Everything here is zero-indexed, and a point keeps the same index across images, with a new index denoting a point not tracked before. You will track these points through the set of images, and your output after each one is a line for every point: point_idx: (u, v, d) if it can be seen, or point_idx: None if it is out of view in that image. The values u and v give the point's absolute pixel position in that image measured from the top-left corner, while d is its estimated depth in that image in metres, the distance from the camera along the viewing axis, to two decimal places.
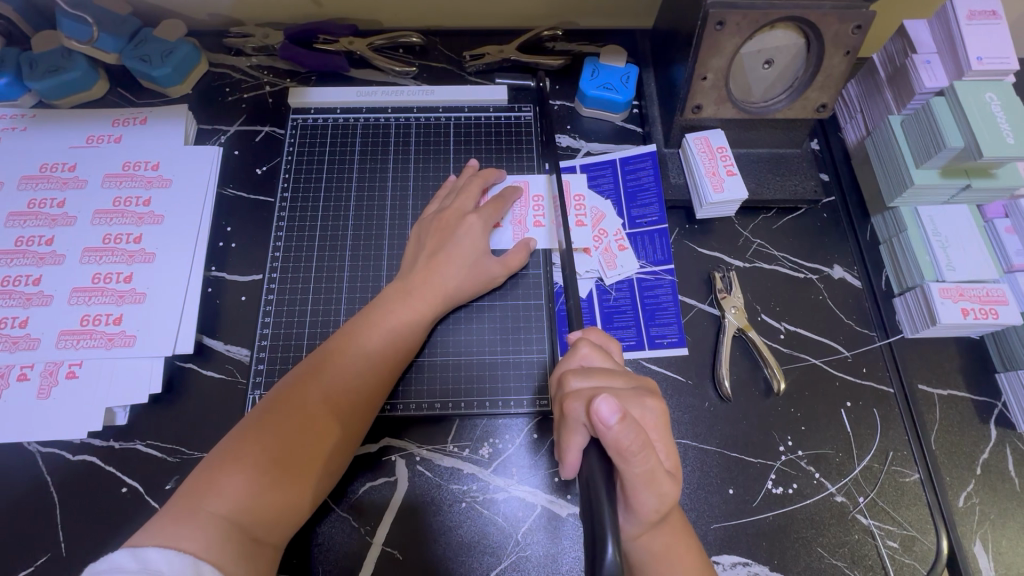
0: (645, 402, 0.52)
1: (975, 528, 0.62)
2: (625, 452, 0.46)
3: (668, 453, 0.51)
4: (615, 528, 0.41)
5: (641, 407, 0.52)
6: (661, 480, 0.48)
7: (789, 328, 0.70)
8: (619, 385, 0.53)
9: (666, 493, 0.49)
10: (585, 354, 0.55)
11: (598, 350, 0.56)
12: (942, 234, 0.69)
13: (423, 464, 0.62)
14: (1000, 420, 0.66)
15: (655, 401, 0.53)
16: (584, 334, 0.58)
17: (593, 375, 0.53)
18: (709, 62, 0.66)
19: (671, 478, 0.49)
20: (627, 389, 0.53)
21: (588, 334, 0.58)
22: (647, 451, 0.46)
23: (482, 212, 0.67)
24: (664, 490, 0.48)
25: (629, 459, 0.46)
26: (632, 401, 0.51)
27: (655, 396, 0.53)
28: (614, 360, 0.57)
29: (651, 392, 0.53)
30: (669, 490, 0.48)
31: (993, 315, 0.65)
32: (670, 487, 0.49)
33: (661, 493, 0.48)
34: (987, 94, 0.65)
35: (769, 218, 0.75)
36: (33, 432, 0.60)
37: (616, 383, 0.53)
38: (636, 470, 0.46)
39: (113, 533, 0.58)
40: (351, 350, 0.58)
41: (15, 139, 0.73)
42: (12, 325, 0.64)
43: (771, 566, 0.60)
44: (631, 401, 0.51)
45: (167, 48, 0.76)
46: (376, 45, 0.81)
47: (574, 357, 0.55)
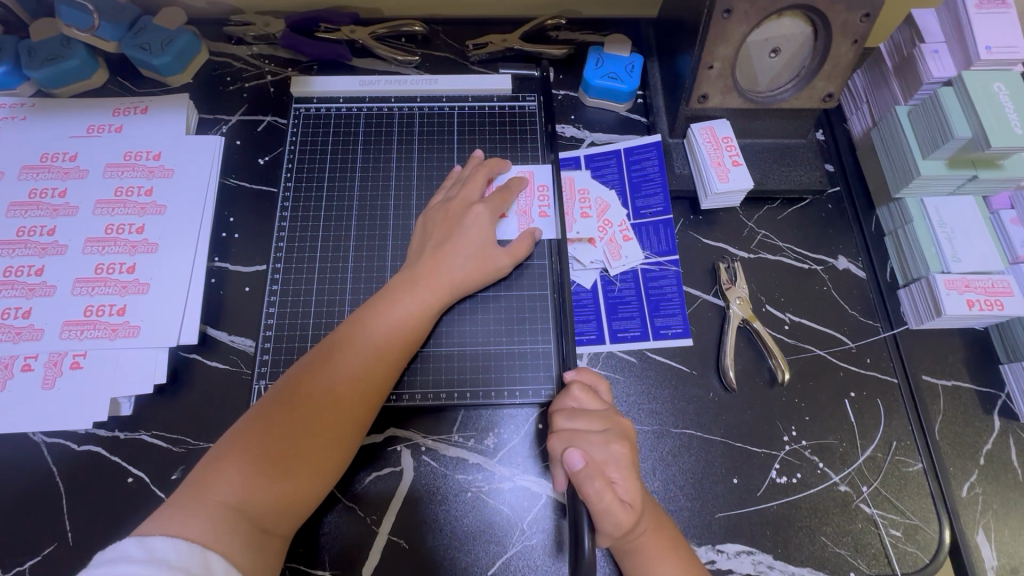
0: (610, 446, 0.54)
1: (977, 518, 0.62)
2: None
3: (628, 489, 0.52)
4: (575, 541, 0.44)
5: (605, 450, 0.54)
6: (612, 513, 0.50)
7: (794, 319, 0.70)
8: (594, 429, 0.55)
9: (621, 522, 0.51)
10: (575, 396, 0.58)
11: (588, 391, 0.58)
12: (947, 225, 0.68)
13: (428, 454, 0.63)
14: (1003, 411, 0.67)
15: (623, 446, 0.54)
16: (576, 375, 0.60)
17: (576, 417, 0.56)
18: (716, 50, 0.65)
19: (626, 508, 0.51)
20: (598, 433, 0.55)
21: (580, 375, 0.60)
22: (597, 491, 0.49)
23: (488, 203, 0.67)
24: (620, 518, 0.51)
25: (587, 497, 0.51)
26: (597, 446, 0.54)
27: (625, 440, 0.55)
28: (604, 403, 0.58)
29: (621, 436, 0.55)
30: (621, 519, 0.51)
31: (997, 306, 0.65)
32: (625, 517, 0.51)
33: (617, 522, 0.51)
34: (995, 83, 0.64)
35: (774, 209, 0.75)
36: (38, 423, 0.60)
37: (592, 426, 0.56)
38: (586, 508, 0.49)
39: (120, 522, 0.59)
40: (358, 340, 0.58)
41: (15, 128, 0.72)
42: (15, 315, 0.63)
43: (775, 555, 0.60)
44: (596, 446, 0.54)
45: (167, 36, 0.76)
46: (378, 34, 0.80)
47: (565, 398, 0.59)
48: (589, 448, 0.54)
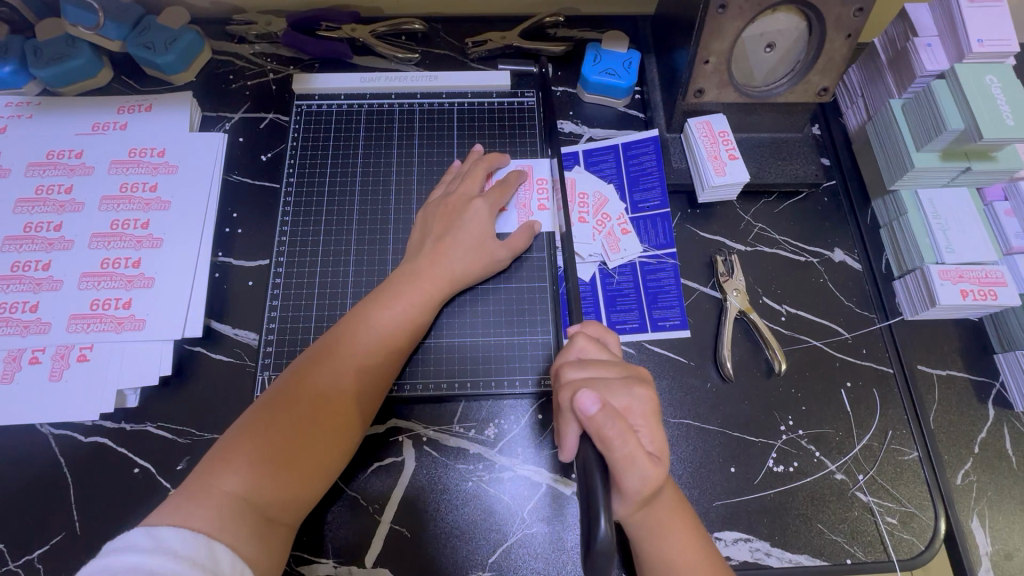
0: (633, 390, 0.53)
1: (972, 506, 0.63)
2: (607, 437, 0.47)
3: (652, 438, 0.52)
4: (608, 506, 0.43)
5: (628, 395, 0.53)
6: (640, 463, 0.48)
7: (790, 310, 0.70)
8: (610, 375, 0.54)
9: (649, 476, 0.49)
10: (581, 347, 0.56)
11: (595, 342, 0.57)
12: (942, 217, 0.69)
13: (429, 445, 0.64)
14: (998, 400, 0.67)
15: (645, 389, 0.54)
16: (580, 328, 0.59)
17: (588, 366, 0.54)
18: (712, 45, 0.66)
19: (653, 460, 0.49)
20: (617, 379, 0.54)
21: (585, 328, 0.59)
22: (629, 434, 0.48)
23: (488, 197, 0.68)
24: (647, 472, 0.48)
25: (610, 444, 0.47)
26: (618, 391, 0.53)
27: (645, 384, 0.54)
28: (611, 353, 0.57)
29: (641, 380, 0.54)
30: (651, 471, 0.49)
31: (991, 297, 0.66)
32: (651, 470, 0.49)
33: (644, 475, 0.48)
34: (987, 77, 0.65)
35: (771, 202, 0.76)
36: (45, 414, 0.61)
37: (607, 374, 0.54)
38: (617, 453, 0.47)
39: (126, 512, 0.60)
40: (361, 333, 0.59)
41: (22, 127, 0.73)
42: (23, 309, 0.64)
43: (772, 543, 0.61)
44: (617, 391, 0.53)
45: (171, 36, 0.77)
46: (379, 32, 0.81)
47: (571, 349, 0.57)
48: (610, 392, 0.52)
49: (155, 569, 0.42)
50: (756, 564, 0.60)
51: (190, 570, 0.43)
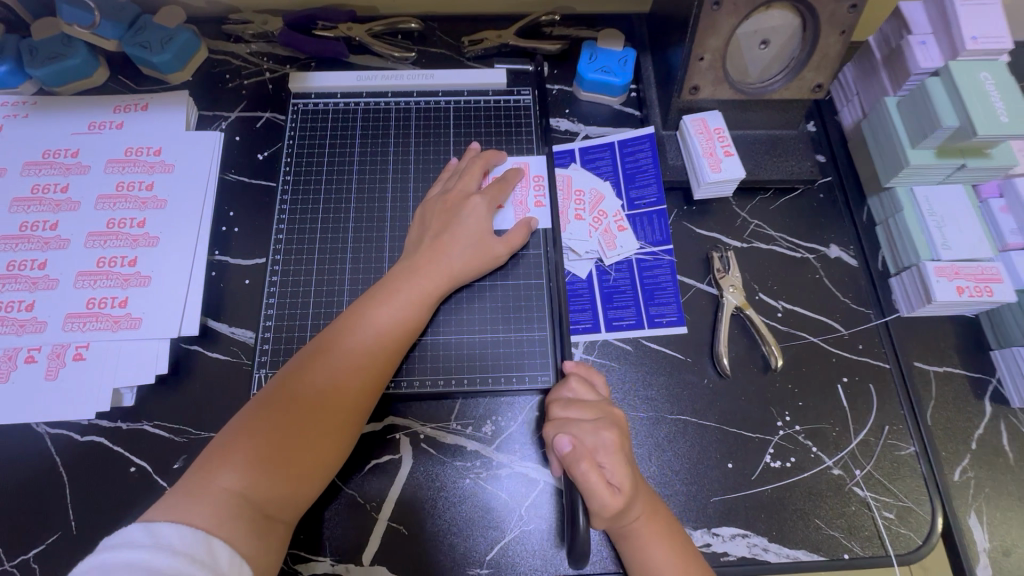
0: (600, 433, 0.55)
1: (969, 500, 0.63)
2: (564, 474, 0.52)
3: (615, 471, 0.53)
4: None
5: (595, 436, 0.55)
6: (599, 496, 0.52)
7: (787, 306, 0.71)
8: (585, 417, 0.57)
9: (609, 505, 0.52)
10: (570, 387, 0.60)
11: (586, 385, 0.60)
12: (937, 213, 0.69)
13: (427, 442, 0.63)
14: (994, 396, 0.67)
15: (612, 432, 0.55)
16: (574, 367, 0.62)
17: (571, 407, 0.58)
18: (707, 42, 0.66)
19: (614, 492, 0.52)
20: (590, 421, 0.57)
21: (577, 368, 0.62)
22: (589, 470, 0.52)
23: (486, 194, 0.68)
24: (608, 502, 0.52)
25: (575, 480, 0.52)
26: (587, 432, 0.55)
27: (614, 428, 0.56)
28: (599, 395, 0.60)
29: (611, 424, 0.56)
30: (608, 503, 0.52)
31: (988, 293, 0.66)
32: (612, 500, 0.52)
33: (603, 504, 0.52)
34: (981, 73, 0.65)
35: (767, 199, 0.76)
36: (41, 413, 0.61)
37: (585, 415, 0.57)
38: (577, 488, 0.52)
39: (122, 510, 0.59)
40: (359, 330, 0.59)
41: (18, 126, 0.73)
42: (19, 308, 0.64)
43: (769, 538, 0.61)
44: (586, 432, 0.55)
45: (167, 35, 0.77)
46: (375, 31, 0.81)
47: (562, 388, 0.61)
48: (579, 434, 0.55)
49: (153, 565, 0.42)
50: (754, 560, 0.60)
51: (188, 566, 0.43)
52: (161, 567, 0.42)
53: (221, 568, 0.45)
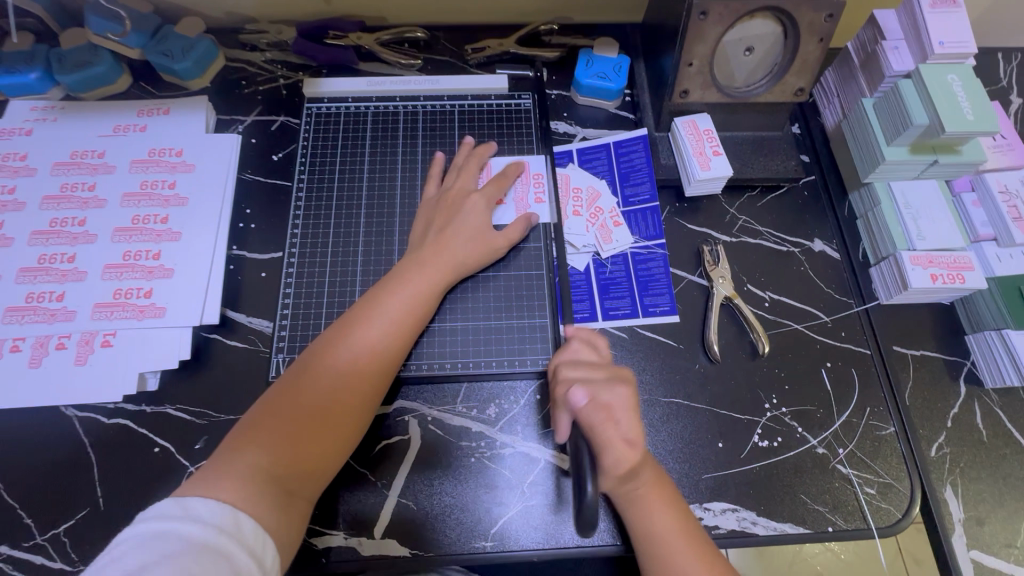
0: (615, 388, 0.59)
1: (946, 476, 0.67)
2: None
3: (630, 427, 0.58)
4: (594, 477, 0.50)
5: (610, 392, 0.59)
6: (615, 448, 0.57)
7: (773, 296, 0.75)
8: (598, 374, 0.61)
9: (626, 456, 0.57)
10: (576, 349, 0.64)
11: (588, 345, 0.64)
12: (912, 206, 0.74)
13: (434, 424, 0.67)
14: (969, 378, 0.72)
15: (626, 388, 0.60)
16: (574, 331, 0.66)
17: (578, 366, 0.62)
18: (695, 49, 0.71)
19: (630, 446, 0.57)
20: (602, 378, 0.60)
21: (579, 330, 0.66)
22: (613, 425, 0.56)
23: (484, 191, 0.72)
24: (625, 453, 0.57)
25: (593, 430, 0.57)
26: (603, 387, 0.59)
27: (626, 383, 0.61)
28: (601, 356, 0.64)
29: (622, 380, 0.61)
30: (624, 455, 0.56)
31: (960, 280, 0.71)
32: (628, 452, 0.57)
33: (619, 455, 0.57)
34: (949, 75, 0.70)
35: (754, 196, 0.81)
36: (71, 397, 0.65)
37: (594, 373, 0.61)
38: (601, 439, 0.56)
39: (147, 488, 0.63)
40: (372, 319, 0.63)
41: (47, 129, 0.78)
42: (49, 299, 0.68)
43: (758, 512, 0.64)
44: (603, 387, 0.59)
45: (188, 44, 0.81)
46: (383, 39, 0.86)
47: (566, 351, 0.64)
48: (596, 389, 0.59)
49: (185, 534, 0.46)
50: (743, 532, 0.64)
51: (217, 537, 0.47)
52: (192, 535, 0.46)
53: (246, 539, 0.49)
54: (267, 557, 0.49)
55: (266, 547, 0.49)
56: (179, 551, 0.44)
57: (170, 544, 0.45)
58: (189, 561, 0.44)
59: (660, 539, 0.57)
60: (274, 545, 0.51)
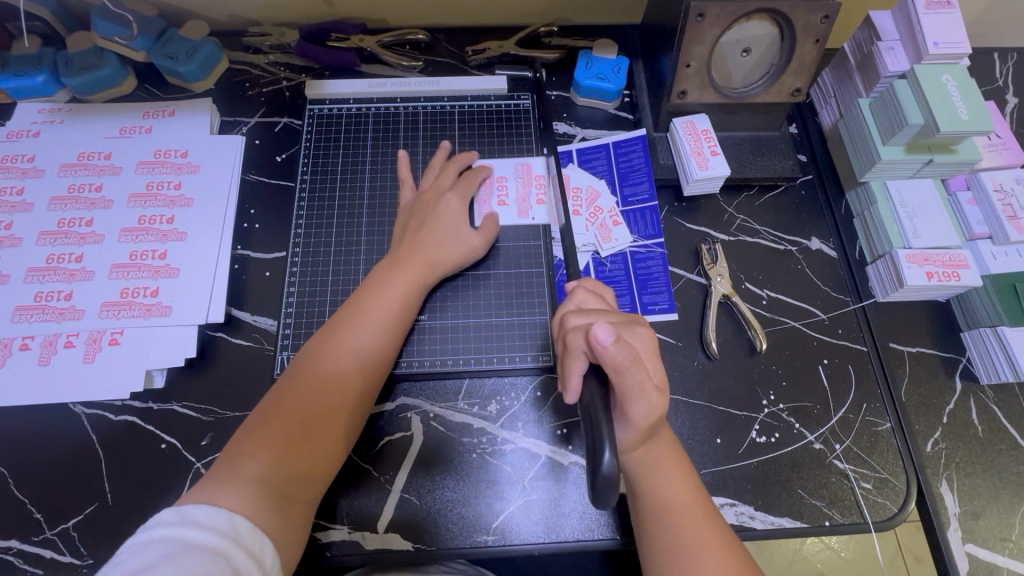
0: (636, 329, 0.56)
1: (941, 470, 0.68)
2: (620, 368, 0.50)
3: (656, 371, 0.56)
4: (612, 439, 0.46)
5: (632, 334, 0.56)
6: (648, 395, 0.52)
7: (771, 294, 0.76)
8: (614, 317, 0.57)
9: (655, 404, 0.52)
10: (582, 298, 0.60)
11: (593, 294, 0.61)
12: (908, 205, 0.75)
13: (437, 420, 0.68)
14: (964, 374, 0.72)
15: (646, 329, 0.57)
16: (579, 283, 0.62)
17: (588, 313, 0.57)
18: (693, 50, 0.72)
19: (660, 392, 0.53)
20: (621, 320, 0.57)
21: (583, 283, 0.62)
22: (638, 366, 0.51)
23: (456, 189, 0.73)
24: (655, 400, 0.52)
25: (622, 373, 0.50)
26: (624, 329, 0.56)
27: (643, 325, 0.57)
28: (607, 304, 0.61)
29: (640, 322, 0.57)
30: (656, 403, 0.52)
31: (955, 278, 0.71)
32: (659, 398, 0.53)
33: (651, 402, 0.52)
34: (944, 75, 0.71)
35: (752, 195, 0.81)
36: (80, 394, 0.66)
37: (610, 317, 0.57)
38: (629, 382, 0.51)
39: (155, 483, 0.64)
40: (359, 320, 0.64)
41: (54, 131, 0.79)
42: (58, 298, 0.69)
43: (755, 507, 0.65)
44: (625, 329, 0.56)
45: (192, 47, 0.83)
46: (385, 42, 0.87)
47: (572, 301, 0.60)
48: (620, 330, 0.55)
49: (184, 537, 0.47)
50: (741, 526, 0.65)
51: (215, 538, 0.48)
52: (191, 538, 0.47)
53: (244, 540, 0.49)
54: (266, 559, 0.50)
55: (265, 549, 0.50)
56: (178, 551, 0.45)
57: (170, 546, 0.46)
58: (188, 561, 0.45)
59: (677, 510, 0.54)
60: (275, 549, 0.52)
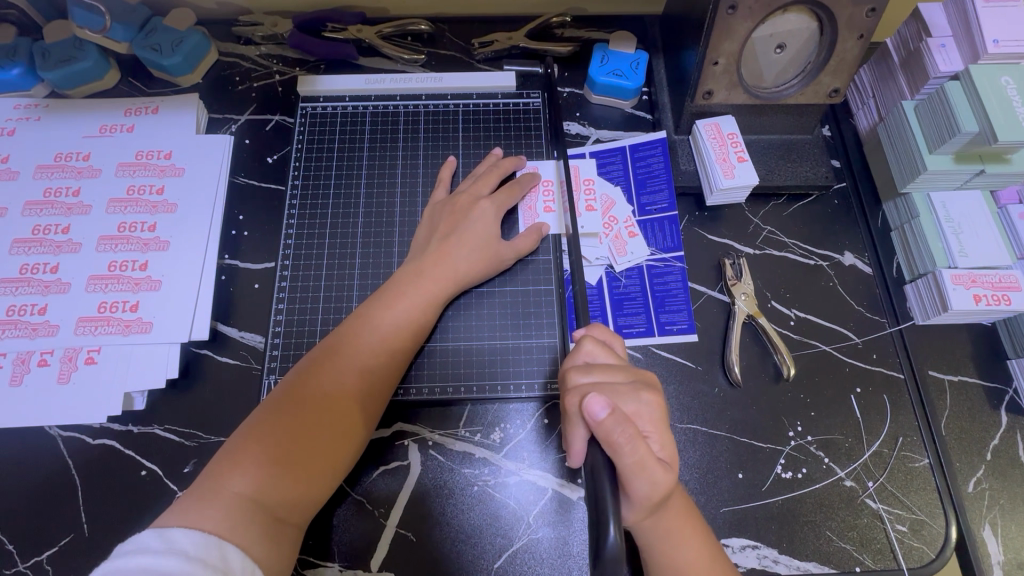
0: (641, 396, 0.52)
1: (983, 513, 0.62)
2: (614, 443, 0.46)
3: (662, 444, 0.51)
4: (617, 513, 0.41)
5: (636, 400, 0.52)
6: (651, 470, 0.47)
7: (800, 314, 0.70)
8: (618, 379, 0.53)
9: (658, 481, 0.47)
10: (588, 351, 0.55)
11: (603, 346, 0.55)
12: (954, 220, 0.68)
13: (435, 449, 0.63)
14: (1011, 407, 0.66)
15: (652, 395, 0.52)
16: (587, 331, 0.57)
17: (594, 371, 0.53)
18: (721, 46, 0.65)
19: (663, 466, 0.48)
20: (624, 383, 0.53)
21: (591, 332, 0.57)
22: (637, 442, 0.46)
23: (495, 198, 0.68)
24: (657, 476, 0.47)
25: (618, 450, 0.46)
26: (627, 397, 0.51)
27: (653, 390, 0.53)
28: (618, 357, 0.56)
29: (649, 385, 0.53)
30: (660, 479, 0.47)
31: (1005, 301, 0.65)
32: (661, 475, 0.48)
33: (654, 480, 0.47)
34: (1003, 77, 0.64)
35: (779, 205, 0.75)
36: (53, 416, 0.62)
37: (614, 378, 0.53)
38: (626, 460, 0.46)
39: (133, 513, 0.60)
40: (367, 333, 0.59)
41: (30, 129, 0.73)
42: (31, 312, 0.65)
43: (779, 550, 0.60)
44: (626, 396, 0.51)
45: (177, 38, 0.76)
46: (385, 33, 0.81)
47: (578, 355, 0.55)
48: (618, 398, 0.51)
49: (166, 570, 0.41)
50: (764, 571, 0.60)
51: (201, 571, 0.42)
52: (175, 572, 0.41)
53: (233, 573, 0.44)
54: None
55: None
56: None
57: None
58: None
59: None
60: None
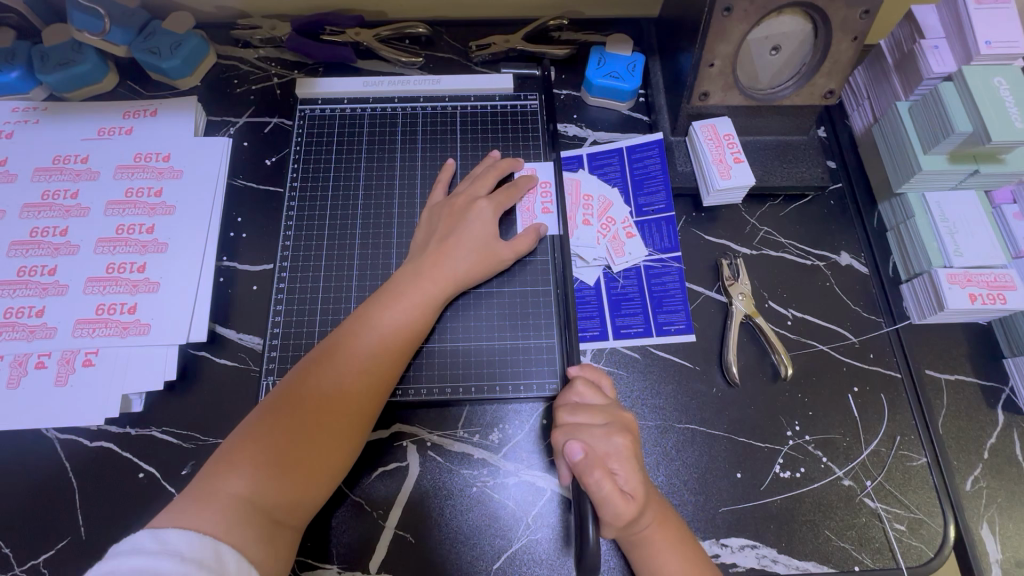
0: (611, 438, 0.55)
1: (982, 512, 0.62)
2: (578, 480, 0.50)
3: (628, 479, 0.53)
4: None
5: (606, 442, 0.55)
6: (611, 503, 0.51)
7: (797, 314, 0.70)
8: (598, 422, 0.57)
9: (622, 512, 0.51)
10: (577, 391, 0.59)
11: (592, 388, 0.59)
12: (949, 220, 0.69)
13: (433, 450, 0.63)
14: (1007, 405, 0.67)
15: (624, 438, 0.55)
16: (579, 371, 0.61)
17: (579, 412, 0.57)
18: (717, 48, 0.66)
19: (626, 500, 0.51)
20: (600, 427, 0.56)
21: (584, 371, 0.62)
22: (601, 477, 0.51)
23: (493, 199, 0.68)
24: (620, 509, 0.51)
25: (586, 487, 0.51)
26: (598, 438, 0.55)
27: (626, 432, 0.56)
28: (606, 397, 0.60)
29: (622, 428, 0.56)
30: (620, 511, 0.51)
31: (1000, 300, 0.65)
32: (625, 508, 0.51)
33: (616, 511, 0.51)
34: (995, 78, 0.65)
35: (776, 206, 0.75)
36: (50, 418, 0.61)
37: (594, 420, 0.57)
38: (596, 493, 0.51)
39: (130, 516, 0.60)
40: (365, 334, 0.59)
41: (28, 132, 0.73)
42: (29, 314, 0.65)
43: (778, 549, 0.60)
44: (599, 437, 0.55)
45: (175, 40, 0.77)
46: (383, 36, 0.81)
47: (569, 393, 0.60)
48: (590, 440, 0.55)
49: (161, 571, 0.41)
50: (763, 570, 0.60)
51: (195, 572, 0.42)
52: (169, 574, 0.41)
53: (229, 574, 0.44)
54: None
55: None
56: None
57: None
58: None
59: None
60: None
